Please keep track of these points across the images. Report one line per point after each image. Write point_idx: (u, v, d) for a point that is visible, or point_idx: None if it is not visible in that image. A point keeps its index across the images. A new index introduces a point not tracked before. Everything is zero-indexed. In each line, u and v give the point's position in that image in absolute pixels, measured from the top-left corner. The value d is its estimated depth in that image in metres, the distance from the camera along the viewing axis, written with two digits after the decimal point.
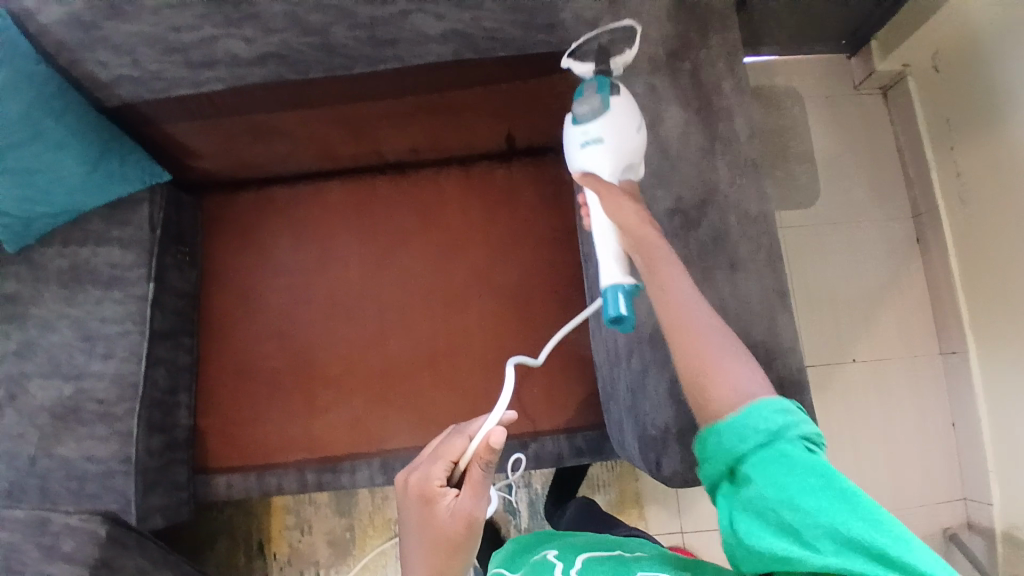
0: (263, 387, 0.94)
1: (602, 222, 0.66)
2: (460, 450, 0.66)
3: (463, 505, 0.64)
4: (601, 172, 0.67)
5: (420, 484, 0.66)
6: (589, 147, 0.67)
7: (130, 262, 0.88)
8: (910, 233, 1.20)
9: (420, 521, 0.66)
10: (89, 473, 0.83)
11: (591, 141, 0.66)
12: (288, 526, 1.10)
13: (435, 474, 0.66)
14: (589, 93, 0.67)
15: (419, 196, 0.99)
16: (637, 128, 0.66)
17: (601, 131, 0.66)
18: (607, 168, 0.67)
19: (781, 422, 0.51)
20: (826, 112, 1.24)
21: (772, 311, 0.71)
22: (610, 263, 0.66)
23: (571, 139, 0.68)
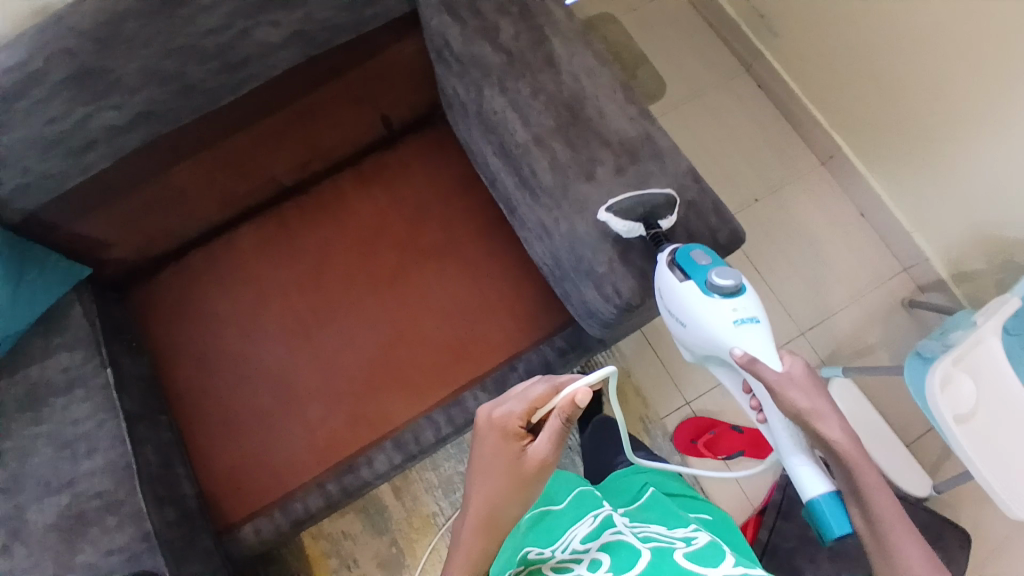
0: (254, 429, 0.96)
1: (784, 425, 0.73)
2: (542, 397, 0.72)
3: (537, 452, 0.70)
4: (762, 349, 0.71)
5: (501, 422, 0.72)
6: (743, 325, 0.72)
7: (82, 359, 0.89)
8: (750, 83, 1.37)
9: (496, 457, 0.71)
10: (116, 567, 0.81)
11: (745, 318, 0.71)
12: (334, 568, 1.08)
13: (518, 415, 0.72)
14: (711, 269, 0.73)
15: (326, 207, 1.07)
16: (760, 319, 0.72)
17: (750, 310, 0.72)
18: (768, 349, 0.71)
19: None
20: (639, 21, 1.40)
21: (647, 133, 0.82)
22: (810, 478, 0.71)
23: (719, 316, 0.72)
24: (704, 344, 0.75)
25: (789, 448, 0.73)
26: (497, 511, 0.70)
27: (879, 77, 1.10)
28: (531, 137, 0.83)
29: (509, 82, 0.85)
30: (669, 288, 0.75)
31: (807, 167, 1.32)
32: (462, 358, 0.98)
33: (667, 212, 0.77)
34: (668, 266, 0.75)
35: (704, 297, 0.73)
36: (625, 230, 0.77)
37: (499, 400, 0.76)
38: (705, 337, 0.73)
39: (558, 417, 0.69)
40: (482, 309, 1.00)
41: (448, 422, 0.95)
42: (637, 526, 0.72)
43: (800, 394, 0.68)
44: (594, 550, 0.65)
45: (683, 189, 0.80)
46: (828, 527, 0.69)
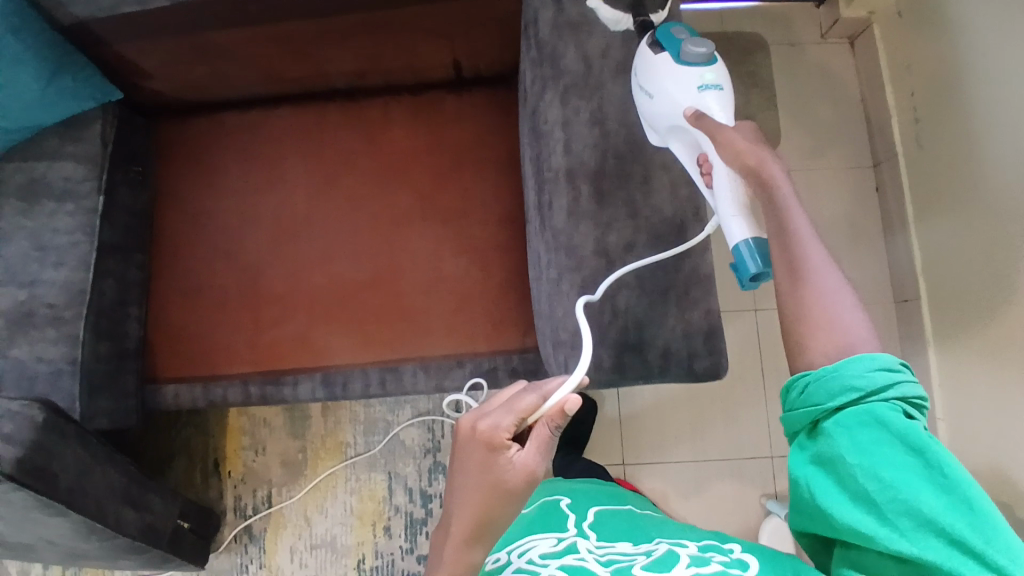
0: (209, 304, 0.98)
1: (725, 176, 0.65)
2: (531, 407, 0.62)
3: (527, 462, 0.62)
4: (717, 112, 0.66)
5: (487, 435, 0.62)
6: (707, 90, 0.67)
7: (82, 176, 0.92)
8: (868, 180, 1.20)
9: (481, 472, 0.63)
10: (41, 374, 0.87)
11: (709, 83, 0.67)
12: (243, 446, 1.14)
13: (506, 427, 0.62)
14: (687, 38, 0.68)
15: (368, 123, 1.02)
16: (723, 89, 0.67)
17: (715, 78, 0.67)
18: (722, 109, 0.66)
19: (876, 385, 0.56)
20: (790, 60, 1.23)
21: (681, 220, 0.72)
22: (733, 216, 0.64)
23: (684, 79, 0.67)
24: (657, 121, 0.70)
25: (728, 209, 0.64)
26: (488, 523, 0.63)
27: (1002, 253, 0.94)
28: (564, 168, 0.75)
29: (572, 97, 0.76)
30: (642, 61, 0.71)
31: (877, 297, 1.18)
32: (421, 331, 0.96)
33: (659, 8, 0.75)
34: (646, 39, 0.71)
35: (671, 63, 0.68)
36: (608, 20, 0.75)
37: (478, 404, 0.65)
38: (662, 106, 0.68)
39: (548, 424, 0.62)
40: (460, 294, 0.97)
41: (378, 384, 0.96)
42: (599, 545, 0.71)
43: (746, 139, 0.63)
44: (553, 567, 0.66)
45: (686, 295, 0.71)
46: (741, 266, 0.63)
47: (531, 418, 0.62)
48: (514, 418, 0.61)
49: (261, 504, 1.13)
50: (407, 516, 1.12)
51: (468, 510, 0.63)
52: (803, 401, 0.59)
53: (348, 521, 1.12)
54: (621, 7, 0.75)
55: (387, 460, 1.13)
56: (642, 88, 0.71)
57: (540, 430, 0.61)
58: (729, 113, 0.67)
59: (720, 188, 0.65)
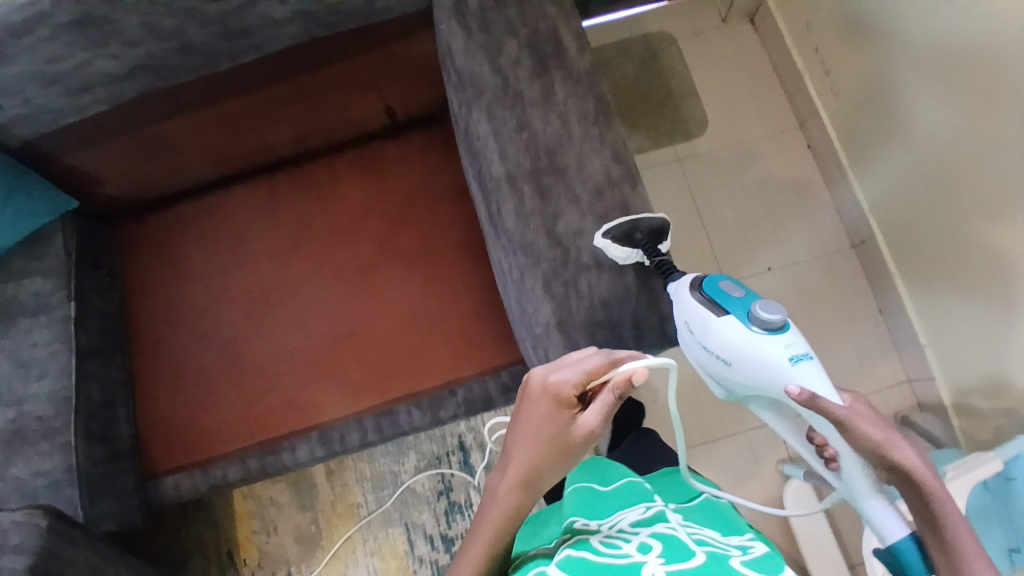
0: (194, 388, 0.99)
1: (851, 459, 0.69)
2: (599, 370, 0.67)
3: (587, 424, 0.66)
4: (816, 384, 0.68)
5: (555, 389, 0.67)
6: (799, 362, 0.69)
7: (51, 288, 0.94)
8: (799, 140, 1.26)
9: (542, 422, 0.67)
10: (41, 488, 0.87)
11: (797, 354, 0.68)
12: (254, 530, 1.12)
13: (573, 385, 0.66)
14: (740, 301, 0.71)
15: (317, 184, 1.06)
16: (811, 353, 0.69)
17: (800, 345, 0.69)
18: (822, 382, 0.68)
19: None
20: (700, 49, 1.30)
21: (621, 198, 0.75)
22: (888, 522, 0.69)
23: (770, 358, 0.69)
24: (753, 384, 0.72)
25: (865, 488, 0.71)
26: (538, 474, 0.67)
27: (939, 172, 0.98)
28: (504, 174, 0.79)
29: (497, 110, 0.80)
30: (698, 322, 0.71)
31: (836, 246, 1.21)
32: (405, 367, 0.97)
33: (664, 238, 0.74)
34: (692, 292, 0.72)
35: (750, 333, 0.70)
36: (620, 257, 0.72)
37: (552, 364, 0.70)
38: (755, 374, 0.71)
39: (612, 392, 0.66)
40: (437, 325, 0.99)
41: (375, 430, 0.96)
42: (689, 525, 0.65)
43: (871, 425, 0.65)
44: (645, 536, 0.60)
45: (644, 266, 0.74)
46: (913, 572, 0.66)
47: (597, 380, 0.66)
48: (583, 376, 0.66)
49: None
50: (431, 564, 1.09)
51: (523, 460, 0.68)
52: None
53: None
54: (631, 245, 0.73)
55: (401, 512, 1.12)
56: (717, 357, 0.73)
57: (606, 394, 0.66)
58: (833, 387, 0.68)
59: (859, 485, 0.71)
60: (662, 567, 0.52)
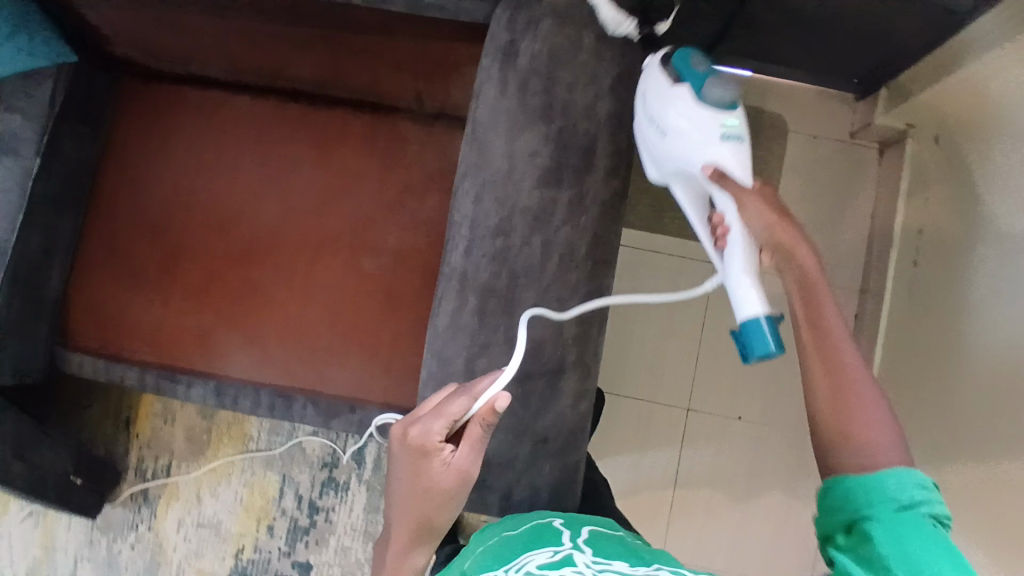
0: (127, 278, 0.99)
1: (739, 241, 0.66)
2: (461, 410, 0.62)
3: (461, 461, 0.63)
4: (738, 169, 0.67)
5: (419, 440, 0.63)
6: (727, 141, 0.67)
7: (26, 133, 0.91)
8: (849, 306, 1.11)
9: (414, 477, 0.64)
10: None
11: (732, 135, 0.66)
12: (154, 411, 1.16)
13: (437, 431, 0.62)
14: (704, 77, 0.67)
15: (319, 129, 0.99)
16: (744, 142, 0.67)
17: (737, 129, 0.67)
18: (737, 163, 0.67)
19: (916, 500, 0.54)
20: (806, 155, 1.12)
21: (564, 363, 0.68)
22: (751, 293, 0.64)
23: (703, 124, 0.67)
24: (671, 159, 0.69)
25: (736, 276, 0.65)
26: (430, 519, 0.65)
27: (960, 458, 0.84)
28: (459, 272, 0.69)
29: (488, 195, 0.69)
30: (649, 88, 0.69)
31: None
32: (314, 362, 0.95)
33: (664, 17, 0.70)
34: (659, 66, 0.69)
35: (692, 101, 0.67)
36: (610, 18, 0.68)
37: (415, 410, 0.65)
38: (682, 147, 0.68)
39: (479, 423, 0.62)
40: (372, 337, 0.94)
41: (267, 406, 0.94)
42: (598, 564, 0.57)
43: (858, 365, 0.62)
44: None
45: (546, 445, 0.67)
46: (750, 345, 0.65)
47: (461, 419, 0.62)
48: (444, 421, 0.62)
49: (160, 471, 1.15)
50: (290, 522, 1.13)
51: (405, 512, 0.66)
52: (843, 505, 0.57)
53: (235, 510, 1.14)
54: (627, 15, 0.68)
55: (284, 462, 1.14)
56: (651, 121, 0.69)
57: (472, 428, 0.62)
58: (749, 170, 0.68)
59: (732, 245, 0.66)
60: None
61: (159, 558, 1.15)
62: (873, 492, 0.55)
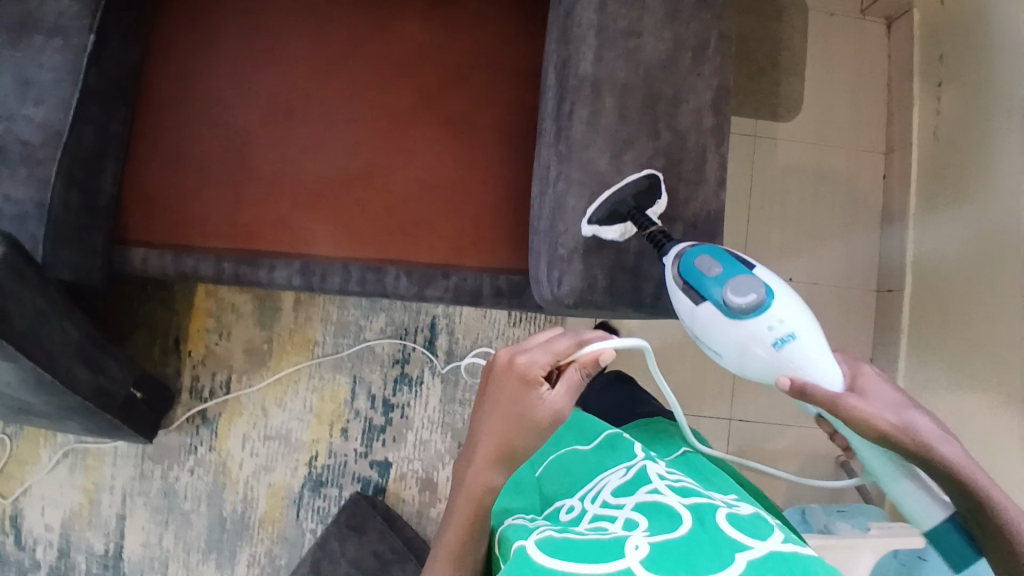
0: (188, 173, 0.93)
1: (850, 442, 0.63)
2: (566, 350, 0.62)
3: (555, 401, 0.61)
4: (816, 369, 0.61)
5: (522, 370, 0.61)
6: (782, 342, 0.62)
7: (76, 13, 0.85)
8: (876, 167, 1.19)
9: (509, 401, 0.62)
10: (5, 215, 0.82)
11: (784, 337, 0.62)
12: (207, 327, 1.10)
13: (541, 364, 0.61)
14: (729, 278, 0.64)
15: (382, 6, 0.95)
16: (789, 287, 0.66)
17: (786, 322, 0.63)
18: (820, 364, 0.61)
19: None
20: (825, 29, 1.19)
21: (701, 154, 0.72)
22: (925, 506, 0.59)
23: (754, 346, 0.64)
24: (746, 372, 0.67)
25: (878, 474, 0.62)
26: (510, 448, 0.62)
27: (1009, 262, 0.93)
28: (591, 78, 0.71)
29: (612, 3, 0.71)
30: (684, 310, 0.68)
31: (860, 284, 1.18)
32: (400, 238, 0.93)
33: (652, 200, 0.71)
34: (673, 276, 0.67)
35: (727, 317, 0.64)
36: (612, 234, 0.70)
37: (518, 341, 0.65)
38: (741, 345, 0.64)
39: (582, 370, 0.62)
40: (457, 206, 0.92)
41: (358, 281, 0.92)
42: (670, 476, 0.67)
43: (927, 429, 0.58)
44: (629, 509, 0.61)
45: (692, 230, 0.72)
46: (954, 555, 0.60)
47: (566, 359, 0.62)
48: (550, 356, 0.61)
49: (218, 388, 1.10)
50: (365, 421, 1.11)
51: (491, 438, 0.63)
52: None
53: (305, 418, 1.11)
54: (619, 222, 0.71)
55: (353, 363, 1.12)
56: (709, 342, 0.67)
57: (571, 373, 0.62)
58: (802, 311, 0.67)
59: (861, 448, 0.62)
60: (645, 537, 0.56)
61: (224, 478, 1.09)
62: None
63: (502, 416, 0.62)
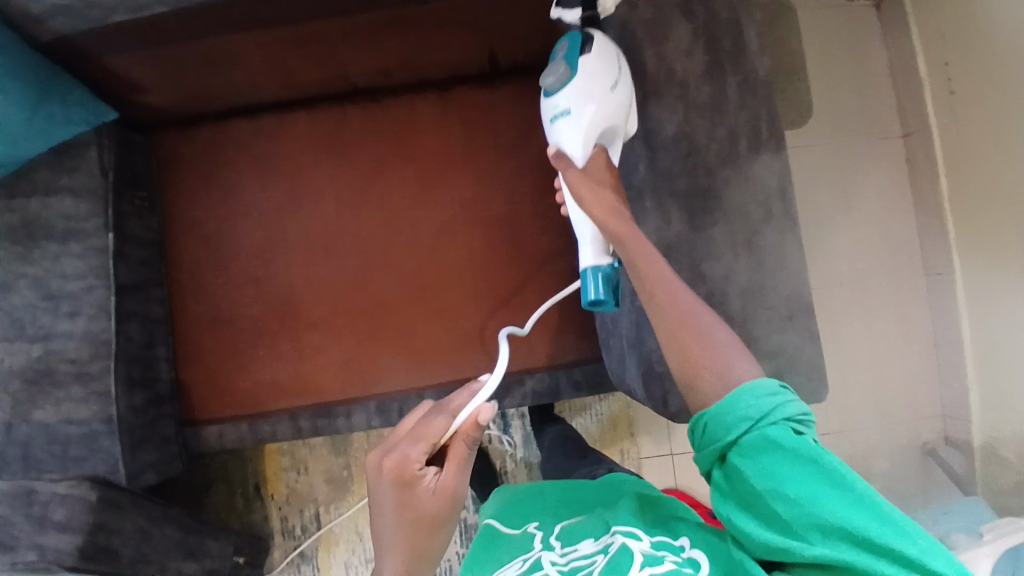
0: (241, 336, 0.91)
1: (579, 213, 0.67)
2: (440, 428, 0.61)
3: (446, 483, 0.61)
4: (575, 140, 0.64)
5: (395, 470, 0.60)
6: (558, 118, 0.65)
7: (85, 212, 0.81)
8: (898, 150, 1.18)
9: (400, 508, 0.60)
10: (73, 437, 0.79)
11: (560, 112, 0.64)
12: (285, 467, 1.10)
13: (416, 457, 0.61)
14: (557, 61, 0.65)
15: (394, 123, 0.93)
16: (614, 84, 0.64)
17: (570, 100, 0.64)
18: (577, 142, 0.64)
19: (766, 409, 0.52)
20: (817, 28, 1.19)
21: (777, 245, 0.67)
22: (587, 247, 0.67)
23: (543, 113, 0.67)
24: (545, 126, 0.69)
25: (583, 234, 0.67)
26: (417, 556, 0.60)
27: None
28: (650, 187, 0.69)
29: (650, 108, 0.69)
30: None
31: (907, 269, 1.17)
32: (470, 350, 0.91)
33: None
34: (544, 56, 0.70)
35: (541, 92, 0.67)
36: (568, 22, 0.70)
37: (386, 438, 0.63)
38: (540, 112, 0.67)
39: (464, 440, 0.62)
40: (516, 311, 0.91)
41: None
42: (566, 553, 0.63)
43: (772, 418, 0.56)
44: None
45: (788, 324, 0.67)
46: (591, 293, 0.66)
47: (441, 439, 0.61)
48: (423, 444, 0.61)
49: (310, 524, 1.09)
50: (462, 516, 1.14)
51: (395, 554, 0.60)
52: (708, 439, 0.54)
53: None
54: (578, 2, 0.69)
55: None
56: None
57: (456, 446, 0.61)
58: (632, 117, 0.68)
59: (570, 207, 0.68)
60: None
61: None
62: (728, 416, 0.52)
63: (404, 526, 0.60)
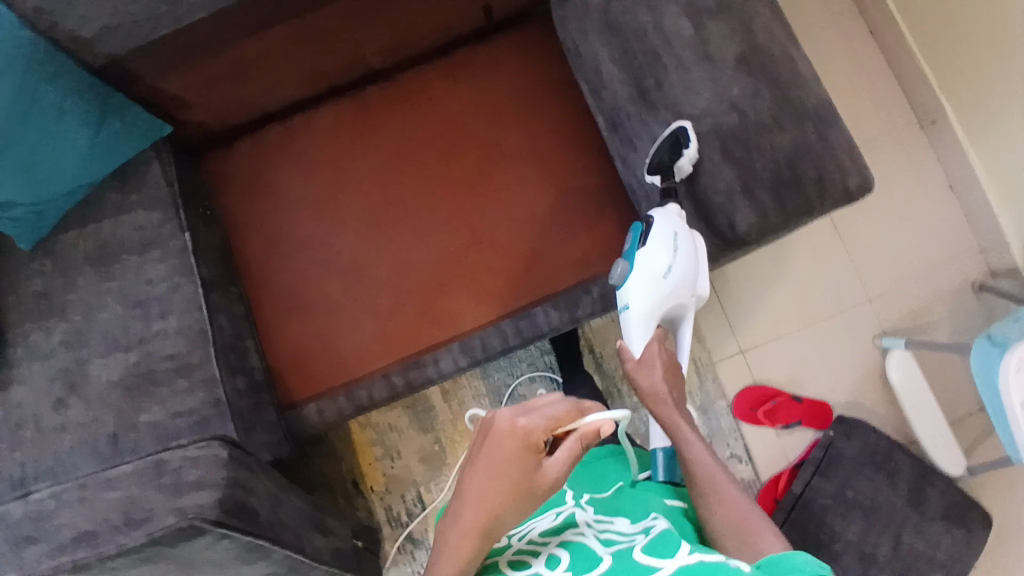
0: (320, 316, 0.95)
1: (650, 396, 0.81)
2: (567, 418, 0.63)
3: (549, 473, 0.62)
4: (636, 332, 0.77)
5: (519, 436, 0.61)
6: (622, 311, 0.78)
7: (158, 220, 0.87)
8: (861, 28, 1.26)
9: (504, 472, 0.61)
10: (185, 428, 0.81)
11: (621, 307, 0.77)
12: (378, 456, 1.13)
13: (541, 432, 0.62)
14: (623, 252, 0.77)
15: (412, 94, 1.02)
16: (665, 275, 0.74)
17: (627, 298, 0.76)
18: (636, 333, 0.77)
19: (823, 574, 0.52)
20: None
21: (792, 61, 0.73)
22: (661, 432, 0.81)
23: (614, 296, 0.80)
24: None
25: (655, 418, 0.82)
26: (495, 519, 0.60)
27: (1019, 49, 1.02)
28: (665, 46, 0.76)
29: None
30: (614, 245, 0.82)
31: (903, 128, 1.24)
32: (535, 275, 0.96)
33: (683, 146, 0.72)
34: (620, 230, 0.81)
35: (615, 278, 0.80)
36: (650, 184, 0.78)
37: (518, 406, 0.65)
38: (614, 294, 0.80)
39: (580, 441, 0.63)
40: (567, 226, 0.96)
41: (515, 333, 0.94)
42: (600, 519, 0.65)
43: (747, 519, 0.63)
44: (553, 545, 0.60)
45: (822, 124, 0.71)
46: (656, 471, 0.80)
47: (564, 428, 0.63)
48: (550, 422, 0.62)
49: (415, 506, 1.11)
50: None
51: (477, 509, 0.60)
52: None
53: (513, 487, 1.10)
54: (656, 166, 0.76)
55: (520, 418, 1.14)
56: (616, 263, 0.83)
57: (572, 442, 0.63)
58: (703, 281, 0.78)
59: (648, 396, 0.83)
60: None
61: None
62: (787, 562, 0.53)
63: (495, 488, 0.60)
